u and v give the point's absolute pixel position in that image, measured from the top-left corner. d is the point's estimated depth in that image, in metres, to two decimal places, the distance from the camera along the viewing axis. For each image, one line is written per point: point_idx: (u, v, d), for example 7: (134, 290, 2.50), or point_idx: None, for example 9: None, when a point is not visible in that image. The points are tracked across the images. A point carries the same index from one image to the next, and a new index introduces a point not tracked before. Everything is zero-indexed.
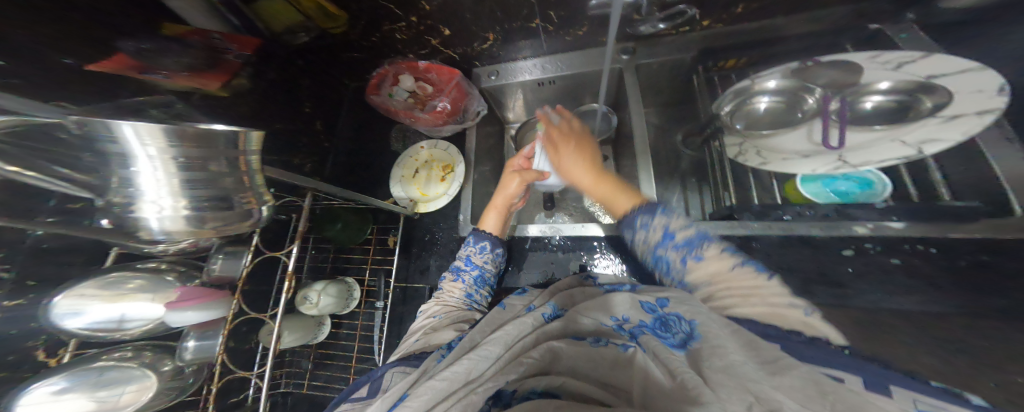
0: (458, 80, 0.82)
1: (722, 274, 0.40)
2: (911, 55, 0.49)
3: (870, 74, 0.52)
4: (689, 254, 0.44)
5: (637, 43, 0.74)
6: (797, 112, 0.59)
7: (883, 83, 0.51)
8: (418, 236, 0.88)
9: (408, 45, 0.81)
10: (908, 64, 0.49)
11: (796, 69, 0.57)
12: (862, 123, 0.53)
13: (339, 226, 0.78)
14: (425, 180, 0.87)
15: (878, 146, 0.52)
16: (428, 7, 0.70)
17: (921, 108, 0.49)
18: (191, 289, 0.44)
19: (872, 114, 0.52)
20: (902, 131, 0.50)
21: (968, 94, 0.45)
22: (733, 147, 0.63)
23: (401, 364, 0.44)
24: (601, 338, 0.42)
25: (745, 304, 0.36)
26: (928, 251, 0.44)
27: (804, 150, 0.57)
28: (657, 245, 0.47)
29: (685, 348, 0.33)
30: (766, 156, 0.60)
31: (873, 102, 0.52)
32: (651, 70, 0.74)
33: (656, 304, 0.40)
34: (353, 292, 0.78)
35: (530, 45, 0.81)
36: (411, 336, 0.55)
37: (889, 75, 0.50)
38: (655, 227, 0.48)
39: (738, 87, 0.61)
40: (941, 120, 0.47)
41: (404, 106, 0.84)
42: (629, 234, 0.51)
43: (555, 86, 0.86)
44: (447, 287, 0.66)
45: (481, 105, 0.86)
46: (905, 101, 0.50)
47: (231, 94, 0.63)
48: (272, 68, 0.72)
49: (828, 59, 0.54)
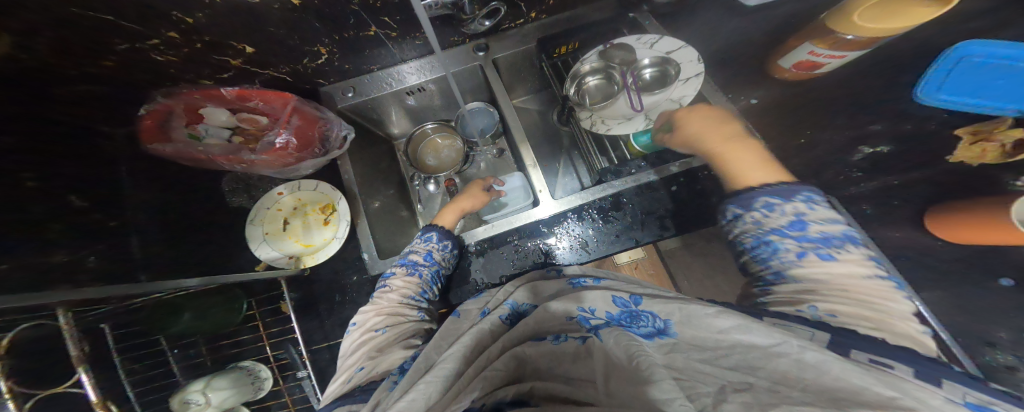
0: (294, 105, 0.72)
1: (848, 278, 0.36)
2: (655, 37, 0.64)
3: (639, 52, 0.65)
4: (817, 250, 0.39)
5: (486, 39, 0.73)
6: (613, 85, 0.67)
7: (644, 60, 0.64)
8: (323, 291, 0.78)
9: (189, 68, 0.62)
10: (656, 43, 0.64)
11: (603, 50, 0.65)
12: (647, 90, 0.65)
13: (189, 315, 0.62)
14: (303, 228, 0.76)
15: (658, 106, 0.65)
16: (193, 20, 0.53)
17: (670, 74, 0.64)
18: None
19: (650, 82, 0.66)
20: (670, 91, 0.64)
21: (688, 63, 0.63)
22: (586, 118, 0.66)
23: (347, 403, 0.36)
24: (560, 334, 0.40)
25: (852, 308, 0.33)
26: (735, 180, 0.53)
27: (626, 114, 0.66)
28: (778, 231, 0.41)
29: (653, 339, 0.32)
30: (608, 123, 0.66)
31: (647, 74, 0.66)
32: (509, 63, 0.75)
33: (629, 301, 0.38)
34: (259, 373, 0.69)
35: (380, 55, 0.74)
36: (350, 360, 0.49)
37: (648, 53, 0.64)
38: (785, 211, 0.42)
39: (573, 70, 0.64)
40: (683, 82, 0.64)
41: (225, 150, 0.68)
42: (749, 208, 0.45)
43: (426, 92, 0.83)
44: (401, 283, 0.61)
45: (343, 128, 0.76)
46: (662, 70, 0.65)
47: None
48: None
49: (618, 41, 0.64)
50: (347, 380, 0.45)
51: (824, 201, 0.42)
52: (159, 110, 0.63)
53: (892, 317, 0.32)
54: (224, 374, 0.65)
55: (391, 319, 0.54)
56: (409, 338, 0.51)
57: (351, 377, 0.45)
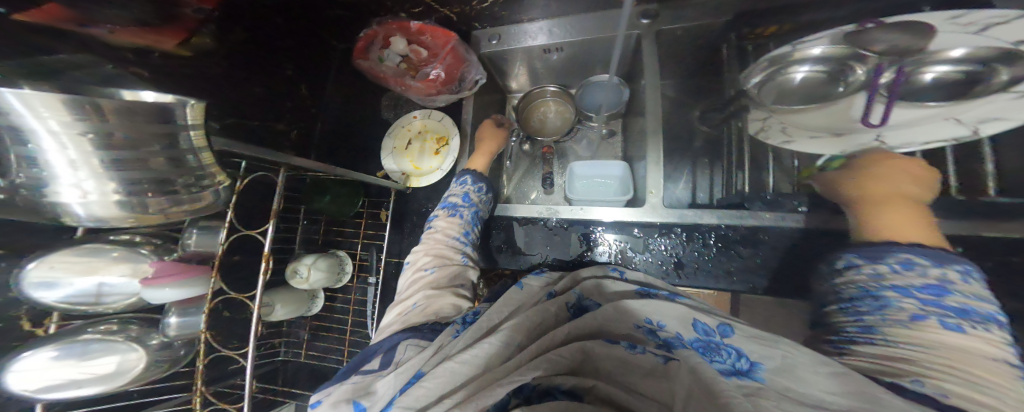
0: (453, 45, 0.75)
1: (972, 356, 0.25)
2: (1005, 15, 0.40)
3: (947, 37, 0.42)
4: (943, 318, 0.28)
5: (659, 5, 0.65)
6: (838, 85, 0.51)
7: (955, 50, 0.42)
8: (410, 212, 0.82)
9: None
10: (995, 26, 0.40)
11: (851, 32, 0.47)
12: (915, 98, 0.46)
13: (328, 198, 0.75)
14: (418, 153, 0.81)
15: (929, 125, 0.45)
16: None
17: (989, 82, 0.42)
18: (165, 263, 0.42)
19: (930, 88, 0.45)
20: (962, 108, 0.43)
21: None
22: (756, 121, 0.57)
23: (415, 337, 0.40)
24: (636, 344, 0.35)
25: (964, 386, 0.22)
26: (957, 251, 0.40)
27: (840, 128, 0.51)
28: (892, 286, 0.31)
29: (732, 377, 0.27)
30: (792, 133, 0.54)
31: (934, 73, 0.44)
32: (674, 38, 0.66)
33: (713, 329, 0.34)
34: (344, 265, 0.77)
35: (537, 4, 0.71)
36: (407, 292, 0.51)
37: (964, 40, 0.42)
38: (916, 269, 0.32)
39: (775, 54, 0.53)
40: (1013, 97, 0.40)
41: (395, 72, 0.77)
42: (876, 260, 0.34)
43: (564, 54, 0.78)
44: (444, 223, 0.62)
45: (478, 74, 0.77)
46: (976, 72, 0.42)
47: (192, 55, 0.51)
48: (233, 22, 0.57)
49: (895, 20, 0.44)
50: (403, 312, 0.47)
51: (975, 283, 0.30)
52: (368, 35, 0.77)
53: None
54: (325, 257, 0.72)
55: (439, 260, 0.55)
56: (455, 285, 0.52)
57: (406, 310, 0.47)
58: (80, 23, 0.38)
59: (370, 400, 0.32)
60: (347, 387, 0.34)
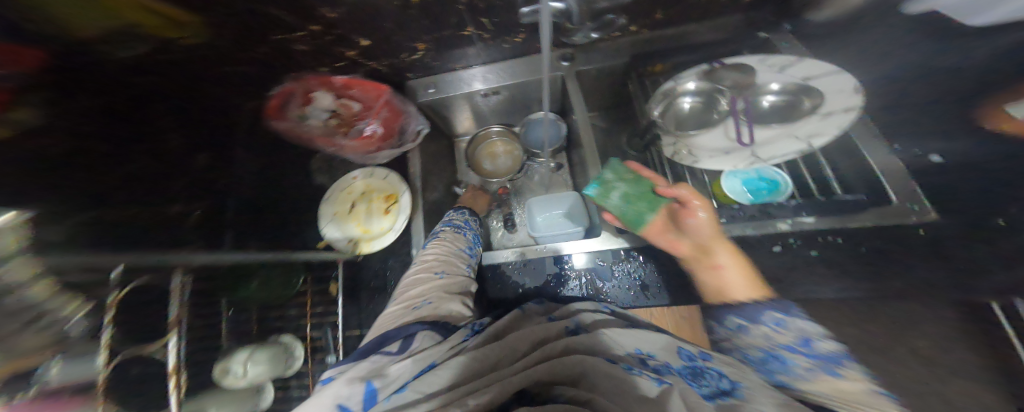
0: (387, 98, 0.74)
1: (850, 393, 0.31)
2: (790, 60, 0.58)
3: (764, 76, 0.59)
4: (826, 367, 0.34)
5: (574, 49, 0.74)
6: (713, 113, 0.64)
7: (774, 85, 0.59)
8: (364, 280, 0.75)
9: (315, 57, 0.68)
10: (789, 67, 0.58)
11: (707, 71, 0.62)
12: (763, 121, 0.59)
13: (255, 283, 0.61)
14: (365, 213, 0.75)
15: (781, 141, 0.56)
16: (333, 14, 0.59)
17: (803, 107, 0.56)
18: (21, 410, 0.26)
19: (768, 112, 0.59)
20: (793, 127, 0.56)
21: (834, 94, 0.53)
22: (669, 147, 0.64)
23: (432, 328, 0.40)
24: (633, 366, 0.34)
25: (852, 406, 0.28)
26: (833, 236, 0.50)
27: (725, 147, 0.61)
28: (784, 344, 0.37)
29: (715, 400, 0.29)
30: (696, 154, 0.62)
31: (768, 102, 0.60)
32: (592, 76, 0.75)
33: (696, 355, 0.36)
34: (292, 352, 0.64)
35: (466, 53, 0.75)
36: (411, 290, 0.51)
37: (777, 78, 0.59)
38: (792, 328, 0.38)
39: (665, 88, 0.64)
40: (819, 117, 0.54)
41: (323, 132, 0.73)
42: (753, 320, 0.41)
43: (500, 95, 0.83)
44: (446, 238, 0.66)
45: (421, 124, 0.78)
46: (791, 100, 0.58)
47: (23, 137, 0.33)
48: (82, 88, 0.39)
49: (734, 63, 0.60)
50: (411, 306, 0.47)
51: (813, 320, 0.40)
52: (283, 92, 0.68)
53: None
54: (265, 349, 0.60)
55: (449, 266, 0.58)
56: (461, 293, 0.52)
57: (416, 305, 0.47)
58: None
59: (384, 382, 0.32)
60: (363, 366, 0.34)
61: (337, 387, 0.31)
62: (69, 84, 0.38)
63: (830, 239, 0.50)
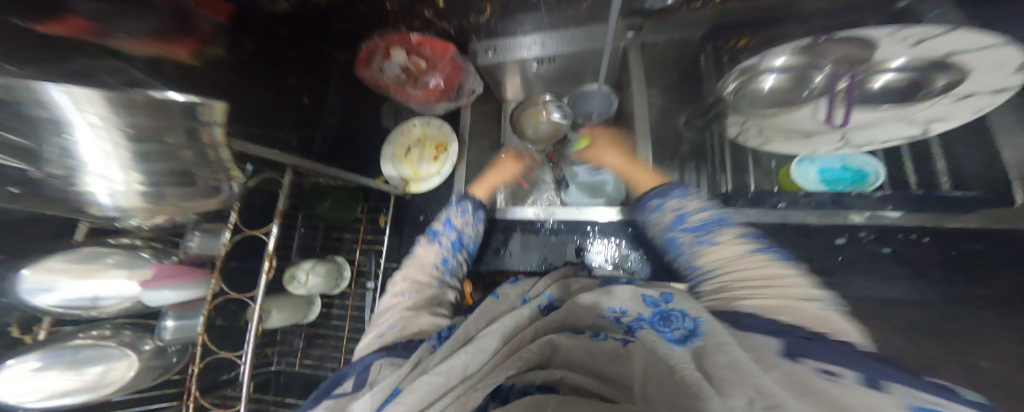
0: (452, 56, 0.79)
1: (738, 260, 0.39)
2: (936, 28, 0.42)
3: (886, 51, 0.46)
4: (704, 237, 0.43)
5: (643, 19, 0.69)
6: (803, 90, 0.52)
7: (897, 61, 0.46)
8: (408, 217, 0.88)
9: (400, 15, 0.78)
10: (928, 40, 0.43)
11: (807, 45, 0.50)
12: (870, 102, 0.49)
13: (327, 204, 0.76)
14: (417, 159, 0.84)
15: (885, 125, 0.49)
16: None
17: (933, 88, 0.45)
18: (163, 266, 0.43)
19: (880, 93, 0.48)
20: (911, 110, 0.47)
21: (985, 73, 0.41)
22: (735, 126, 0.60)
23: (388, 356, 0.39)
24: (599, 333, 0.39)
25: (760, 295, 0.33)
26: (922, 240, 0.42)
27: (807, 129, 0.54)
28: (670, 228, 0.47)
29: (686, 344, 0.29)
30: (767, 135, 0.57)
31: (882, 81, 0.48)
32: (657, 49, 0.71)
33: (660, 300, 0.37)
34: (342, 272, 0.79)
35: (531, 19, 0.78)
36: (379, 318, 0.49)
37: (906, 53, 0.45)
38: (669, 209, 0.48)
39: (744, 64, 0.54)
40: (951, 100, 0.44)
41: (396, 81, 0.81)
42: (648, 212, 0.51)
43: (554, 64, 0.82)
44: (424, 250, 0.60)
45: (477, 83, 0.83)
46: (917, 80, 0.46)
47: (202, 65, 0.53)
48: (252, 38, 0.63)
49: (845, 34, 0.46)
50: (377, 334, 0.45)
51: (696, 195, 0.48)
52: (371, 46, 0.81)
53: (800, 297, 0.32)
54: (323, 262, 0.75)
55: (415, 285, 0.53)
56: (433, 308, 0.50)
57: (381, 332, 0.45)
58: (98, 33, 0.39)
59: None
60: (319, 410, 0.31)
61: None
62: (234, 27, 0.58)
63: (915, 243, 0.42)
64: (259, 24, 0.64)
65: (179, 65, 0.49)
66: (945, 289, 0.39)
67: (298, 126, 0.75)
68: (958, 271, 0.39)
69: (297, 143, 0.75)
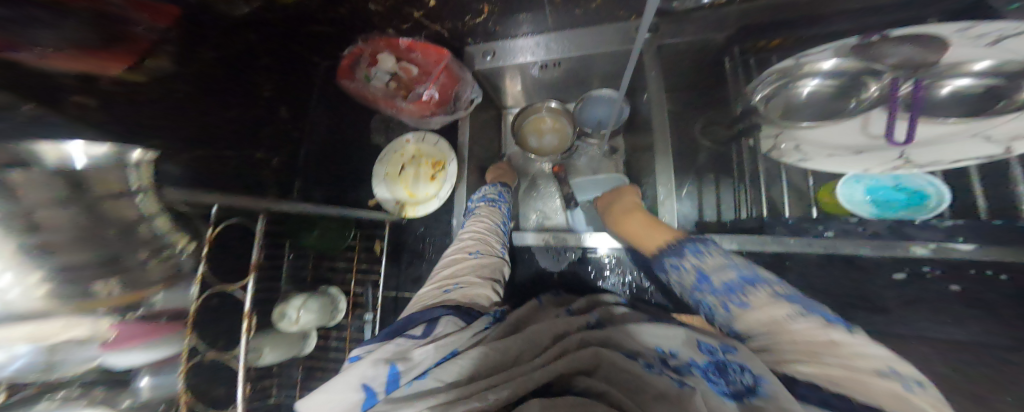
0: (447, 62, 0.70)
1: (781, 325, 0.29)
2: (1010, 29, 0.39)
3: (958, 51, 0.41)
4: (729, 298, 0.34)
5: (660, 18, 0.63)
6: (851, 100, 0.48)
7: (979, 63, 0.41)
8: (409, 242, 0.82)
9: (387, 17, 0.69)
10: (1005, 40, 0.40)
11: (858, 45, 0.44)
12: (933, 115, 0.43)
13: (315, 233, 0.71)
14: (413, 179, 0.77)
15: (952, 143, 0.43)
16: None
17: (1011, 98, 0.40)
18: (130, 325, 0.31)
19: (947, 103, 0.43)
20: (986, 125, 0.41)
21: None
22: (768, 139, 0.54)
23: (456, 310, 0.38)
24: (652, 363, 0.31)
25: (814, 362, 0.26)
26: (999, 278, 0.37)
27: (857, 144, 0.48)
28: (692, 289, 0.38)
29: (740, 400, 0.25)
30: (807, 151, 0.51)
31: (953, 87, 0.43)
32: (676, 52, 0.64)
33: (717, 348, 0.31)
34: (338, 304, 0.72)
35: (531, 18, 0.69)
36: (444, 270, 0.50)
37: (981, 55, 0.40)
38: (685, 266, 0.40)
39: (781, 66, 0.50)
40: None
41: (385, 93, 0.72)
42: (664, 272, 0.43)
43: (560, 68, 0.76)
44: (478, 218, 0.63)
45: (474, 92, 0.74)
46: (992, 88, 0.41)
47: (145, 81, 0.45)
48: (209, 42, 0.53)
49: (900, 33, 0.41)
50: (443, 288, 0.45)
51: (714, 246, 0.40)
52: (355, 52, 0.71)
53: (870, 371, 0.24)
54: (316, 296, 0.67)
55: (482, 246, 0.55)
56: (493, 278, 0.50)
57: (448, 287, 0.45)
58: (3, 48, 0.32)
59: (407, 365, 0.31)
60: (388, 346, 0.32)
61: (362, 369, 0.30)
62: (183, 35, 0.49)
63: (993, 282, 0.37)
64: (219, 29, 0.54)
65: (118, 81, 0.42)
66: None
67: (278, 145, 0.68)
68: None
69: (278, 164, 0.67)
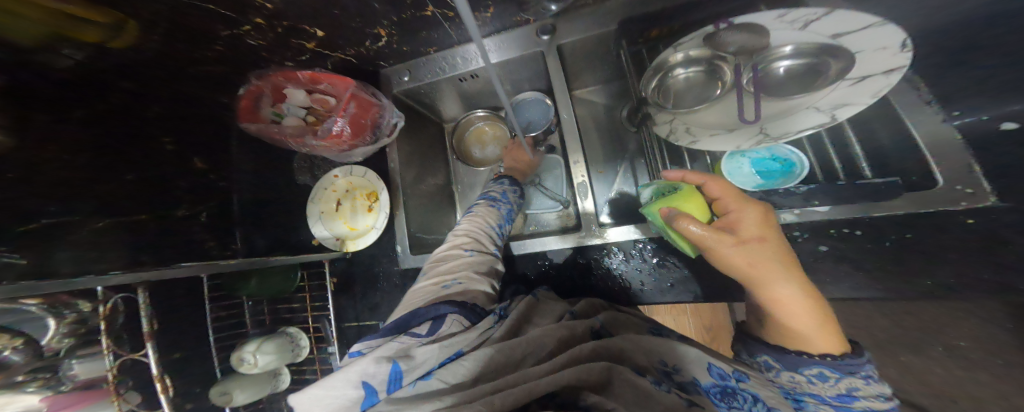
0: (353, 91, 0.70)
1: None
2: (818, 11, 0.42)
3: (777, 35, 0.45)
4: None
5: (555, 19, 0.65)
6: (715, 86, 0.53)
7: (788, 47, 0.45)
8: (359, 272, 0.82)
9: (274, 50, 0.63)
10: (814, 22, 0.42)
11: (709, 34, 0.47)
12: (777, 92, 0.47)
13: (255, 282, 0.70)
14: (350, 212, 0.77)
15: (795, 115, 0.47)
16: (271, 5, 0.52)
17: (828, 72, 0.44)
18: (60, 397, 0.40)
19: (784, 81, 0.47)
20: (815, 97, 0.45)
21: (873, 53, 0.41)
22: (664, 125, 0.55)
23: (461, 312, 0.38)
24: (659, 382, 0.32)
25: None
26: (854, 233, 0.46)
27: (728, 124, 0.51)
28: (813, 394, 0.34)
29: None
30: (695, 133, 0.53)
31: (783, 68, 0.46)
32: (574, 50, 0.66)
33: (729, 373, 0.32)
34: (299, 341, 0.73)
35: (432, 38, 0.69)
36: (441, 267, 0.50)
37: (795, 37, 0.44)
38: (831, 383, 0.34)
39: (657, 61, 0.51)
40: (850, 83, 0.43)
41: (297, 130, 0.72)
42: (794, 370, 0.35)
43: (479, 79, 0.77)
44: (483, 211, 0.61)
45: (395, 116, 0.74)
46: (814, 64, 0.45)
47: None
48: (73, 104, 0.43)
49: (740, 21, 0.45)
50: (441, 284, 0.45)
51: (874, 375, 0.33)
52: (252, 91, 0.68)
53: None
54: (271, 339, 0.68)
55: (478, 244, 0.54)
56: (490, 276, 0.50)
57: (447, 284, 0.45)
58: None
59: (408, 364, 0.31)
60: (390, 349, 0.33)
61: (365, 364, 0.31)
62: (20, 103, 0.37)
63: (849, 236, 0.46)
64: (75, 88, 0.43)
65: None
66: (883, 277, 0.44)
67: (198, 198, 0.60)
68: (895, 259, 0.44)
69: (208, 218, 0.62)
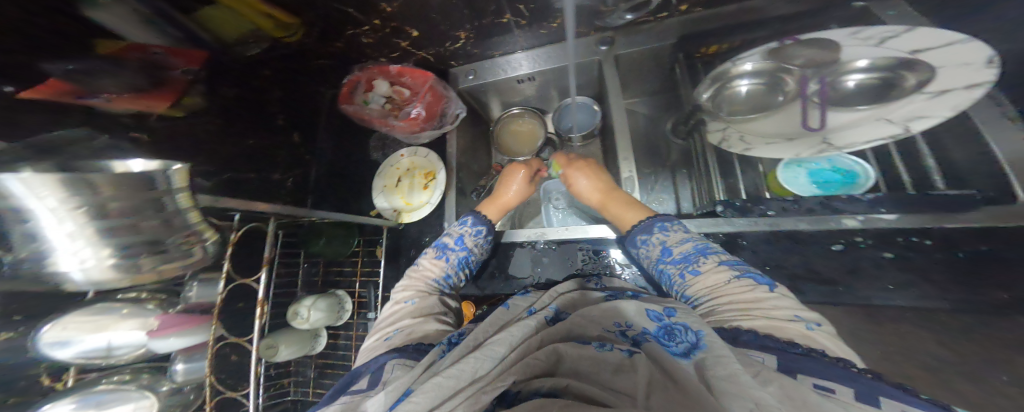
0: (432, 83, 0.80)
1: (722, 287, 0.38)
2: (895, 29, 0.44)
3: (850, 51, 0.47)
4: (687, 267, 0.42)
5: (614, 32, 0.71)
6: (777, 94, 0.55)
7: (861, 61, 0.48)
8: (405, 247, 0.89)
9: (377, 47, 0.75)
10: (890, 39, 0.44)
11: (774, 49, 0.51)
12: (846, 104, 0.50)
13: (324, 241, 0.79)
14: (408, 189, 0.85)
15: (863, 125, 0.50)
16: (389, 8, 0.62)
17: (905, 85, 0.46)
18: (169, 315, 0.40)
19: (853, 93, 0.50)
20: (886, 110, 0.47)
21: (954, 69, 0.42)
22: (718, 132, 0.59)
23: (400, 356, 0.38)
24: (605, 343, 0.34)
25: (742, 317, 0.33)
26: (923, 243, 0.42)
27: (789, 132, 0.55)
28: (657, 261, 0.46)
29: (689, 358, 0.27)
30: (750, 141, 0.57)
31: (853, 81, 0.50)
32: (631, 60, 0.72)
33: (662, 314, 0.34)
34: (343, 304, 0.78)
35: (504, 41, 0.77)
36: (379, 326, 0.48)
37: (869, 53, 0.47)
38: (656, 241, 0.47)
39: (718, 71, 0.56)
40: (926, 96, 0.44)
41: (380, 113, 0.81)
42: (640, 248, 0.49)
43: (535, 82, 0.84)
44: (427, 263, 0.58)
45: (460, 108, 0.83)
46: (888, 78, 0.47)
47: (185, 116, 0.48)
48: (229, 84, 0.56)
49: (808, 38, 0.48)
50: (383, 338, 0.45)
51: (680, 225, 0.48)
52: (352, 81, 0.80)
53: (780, 317, 0.31)
54: (325, 297, 0.75)
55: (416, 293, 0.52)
56: (436, 313, 0.49)
57: (387, 336, 0.45)
58: (77, 95, 0.36)
59: None
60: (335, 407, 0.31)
61: None
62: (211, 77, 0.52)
63: (918, 246, 0.42)
64: (232, 71, 0.56)
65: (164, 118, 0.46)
66: (961, 295, 0.39)
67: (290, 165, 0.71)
68: (972, 274, 0.38)
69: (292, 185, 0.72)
